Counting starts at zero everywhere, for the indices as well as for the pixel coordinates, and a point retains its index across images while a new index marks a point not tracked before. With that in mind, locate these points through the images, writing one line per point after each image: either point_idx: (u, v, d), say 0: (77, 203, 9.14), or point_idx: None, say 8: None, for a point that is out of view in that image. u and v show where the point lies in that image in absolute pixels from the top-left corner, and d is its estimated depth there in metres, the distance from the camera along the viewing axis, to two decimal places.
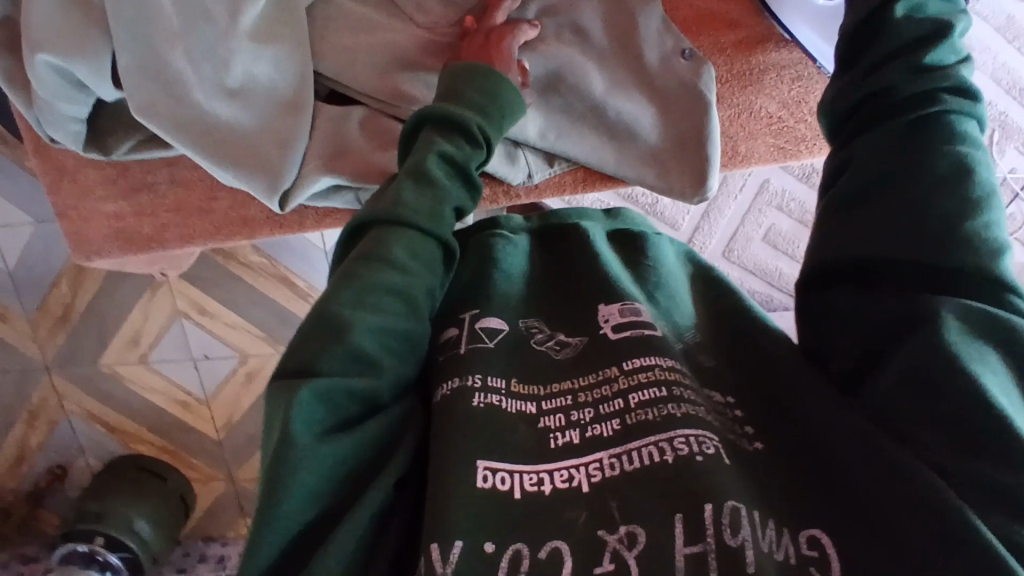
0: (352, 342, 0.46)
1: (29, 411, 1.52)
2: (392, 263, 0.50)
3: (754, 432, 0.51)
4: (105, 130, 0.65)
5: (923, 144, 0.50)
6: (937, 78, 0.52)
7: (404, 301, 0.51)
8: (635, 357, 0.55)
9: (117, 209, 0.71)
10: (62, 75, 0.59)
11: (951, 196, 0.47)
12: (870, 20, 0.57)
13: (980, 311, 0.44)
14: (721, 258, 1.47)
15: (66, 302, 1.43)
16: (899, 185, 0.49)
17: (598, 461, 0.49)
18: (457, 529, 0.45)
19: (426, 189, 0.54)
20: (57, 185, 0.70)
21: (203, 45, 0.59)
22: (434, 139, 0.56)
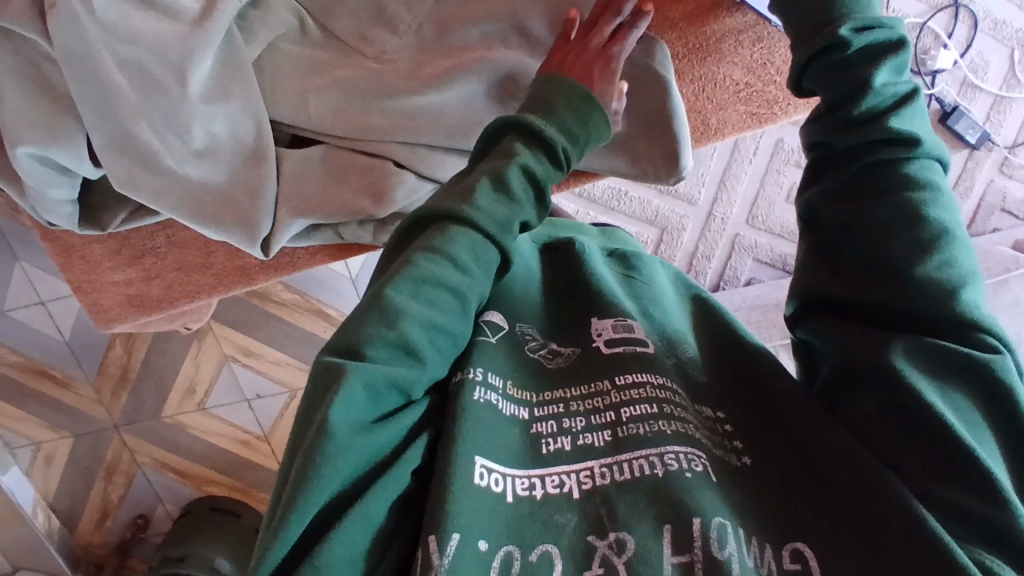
0: (396, 331, 0.50)
1: (106, 468, 1.60)
2: (449, 259, 0.53)
3: (742, 446, 0.53)
4: (98, 208, 0.69)
5: (884, 195, 0.52)
6: (886, 125, 0.53)
7: (453, 299, 0.53)
8: (629, 373, 0.57)
9: (126, 276, 0.75)
10: (44, 163, 0.63)
11: (907, 245, 0.50)
12: (819, 56, 0.56)
13: (936, 347, 0.48)
14: (745, 224, 1.42)
15: (123, 362, 1.51)
16: (864, 235, 0.52)
17: (587, 470, 0.50)
18: (456, 523, 0.45)
19: (501, 199, 0.55)
20: (67, 263, 0.75)
21: (161, 113, 0.61)
22: (516, 148, 0.56)
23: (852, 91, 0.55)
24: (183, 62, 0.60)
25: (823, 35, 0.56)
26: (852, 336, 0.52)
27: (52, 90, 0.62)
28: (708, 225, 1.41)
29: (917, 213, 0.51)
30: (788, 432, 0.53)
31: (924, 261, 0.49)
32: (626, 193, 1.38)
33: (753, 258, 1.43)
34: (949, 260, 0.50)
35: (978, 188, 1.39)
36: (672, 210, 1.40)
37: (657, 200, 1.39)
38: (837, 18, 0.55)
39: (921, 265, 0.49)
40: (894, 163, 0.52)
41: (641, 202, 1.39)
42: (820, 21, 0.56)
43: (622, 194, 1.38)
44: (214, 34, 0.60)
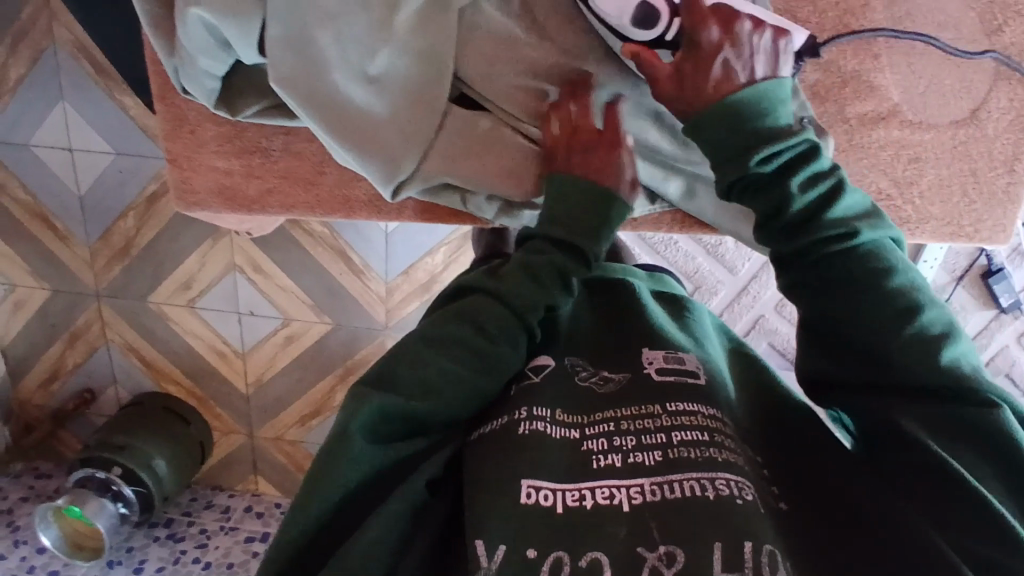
0: (398, 379, 0.55)
1: (71, 333, 1.56)
2: (484, 331, 0.58)
3: (780, 492, 0.55)
4: (235, 92, 0.67)
5: (866, 289, 0.56)
6: (823, 223, 0.58)
7: (481, 361, 0.57)
8: (681, 401, 0.57)
9: (227, 165, 0.73)
10: (209, 32, 0.60)
11: (903, 339, 0.54)
12: (740, 180, 0.59)
13: (942, 419, 0.51)
14: (772, 309, 1.44)
15: (129, 236, 1.47)
16: (864, 330, 0.56)
17: (638, 486, 0.51)
18: (499, 535, 0.49)
19: (532, 275, 0.59)
20: (173, 133, 0.72)
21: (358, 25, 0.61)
22: (543, 251, 0.60)
23: (755, 184, 0.59)
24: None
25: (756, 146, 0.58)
26: (875, 410, 0.55)
27: None
28: (739, 298, 1.43)
29: (885, 282, 0.56)
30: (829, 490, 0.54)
31: (903, 334, 0.54)
32: (675, 242, 1.39)
33: (769, 343, 1.47)
34: (959, 353, 0.54)
35: (993, 348, 1.43)
36: (711, 272, 1.42)
37: (700, 258, 1.41)
38: (767, 127, 0.58)
39: (906, 321, 0.55)
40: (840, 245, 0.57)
41: (685, 255, 1.40)
42: (749, 144, 0.58)
43: (671, 242, 1.39)
44: None
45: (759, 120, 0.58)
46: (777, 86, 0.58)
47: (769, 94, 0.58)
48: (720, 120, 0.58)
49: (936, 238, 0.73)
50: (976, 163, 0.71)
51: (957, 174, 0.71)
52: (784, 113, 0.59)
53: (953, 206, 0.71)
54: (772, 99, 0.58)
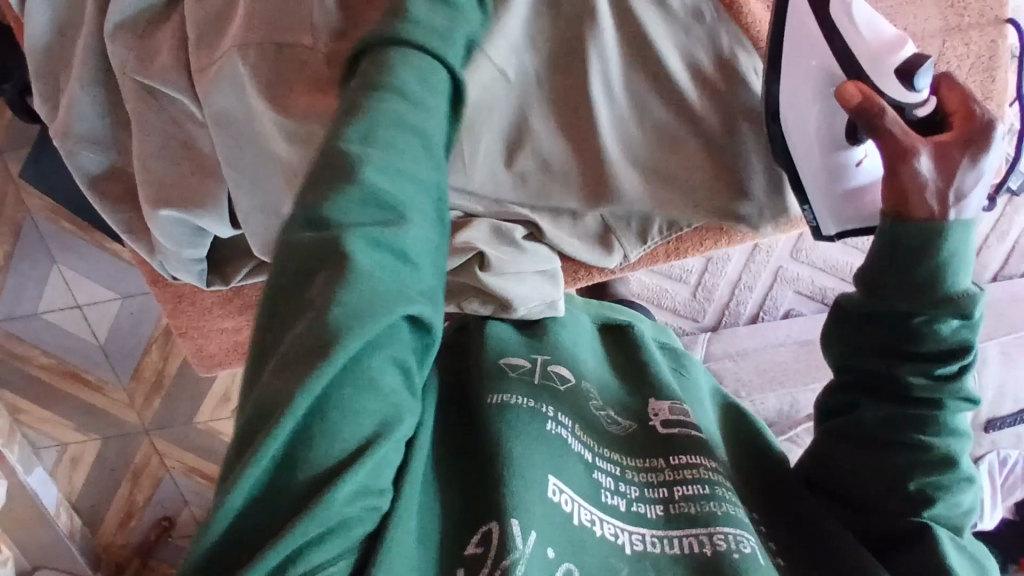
0: (344, 245, 0.41)
1: (133, 471, 1.60)
2: (378, 145, 0.45)
3: (776, 547, 0.60)
4: (222, 261, 0.69)
5: (908, 437, 0.59)
6: (943, 310, 0.55)
7: (411, 181, 0.46)
8: (684, 454, 0.62)
9: (235, 323, 0.76)
10: (181, 225, 0.63)
11: (928, 466, 0.58)
12: (896, 273, 0.55)
13: (946, 527, 0.59)
14: (789, 258, 1.42)
15: (159, 368, 1.51)
16: (886, 451, 0.60)
17: (639, 534, 0.55)
18: (534, 523, 0.50)
19: (437, 9, 0.51)
20: (175, 309, 0.74)
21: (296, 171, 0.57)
22: (357, 99, 0.46)
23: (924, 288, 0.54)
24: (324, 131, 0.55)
25: (921, 270, 0.54)
26: (879, 497, 0.61)
27: (193, 150, 0.61)
28: (752, 257, 1.42)
29: (929, 414, 0.58)
30: (809, 535, 0.61)
31: (922, 476, 0.59)
32: None
33: (793, 290, 1.45)
34: (961, 498, 0.60)
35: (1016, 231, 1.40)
36: None
37: None
38: (944, 249, 0.53)
39: (929, 446, 0.58)
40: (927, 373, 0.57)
41: None
42: (915, 280, 0.54)
43: None
44: None
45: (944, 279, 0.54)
46: (962, 236, 0.53)
47: (955, 248, 0.53)
48: (901, 226, 0.53)
49: None
50: None
51: None
52: (965, 265, 0.54)
53: None
54: (959, 254, 0.53)
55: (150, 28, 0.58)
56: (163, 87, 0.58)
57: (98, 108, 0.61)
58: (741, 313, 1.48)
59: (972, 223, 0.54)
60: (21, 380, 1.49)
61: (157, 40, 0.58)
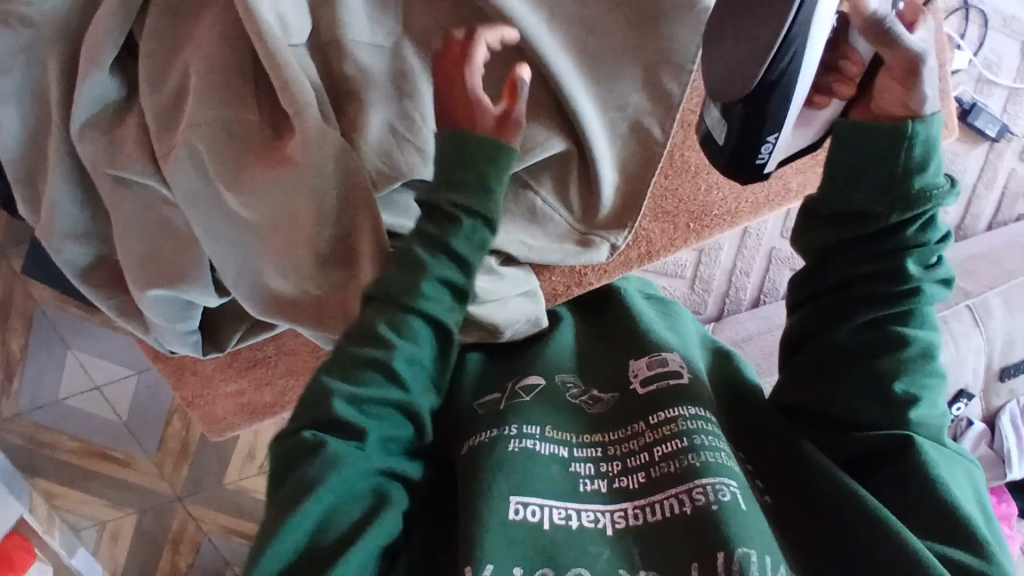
0: (337, 403, 0.55)
1: (172, 539, 1.63)
2: (386, 343, 0.57)
3: (771, 499, 0.60)
4: (215, 329, 0.71)
5: (891, 316, 0.61)
6: (904, 233, 0.60)
7: (400, 381, 0.57)
8: (663, 409, 0.63)
9: (238, 386, 0.78)
10: (170, 301, 0.65)
11: (912, 356, 0.61)
12: (856, 176, 0.60)
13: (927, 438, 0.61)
14: (780, 239, 1.44)
15: (182, 435, 1.54)
16: (861, 363, 0.62)
17: (621, 510, 0.57)
18: (489, 555, 0.53)
19: (438, 290, 0.59)
20: (180, 380, 0.78)
21: (286, 254, 0.63)
22: (383, 320, 0.57)
23: (880, 187, 0.59)
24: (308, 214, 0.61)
25: (894, 150, 0.58)
26: (845, 434, 0.62)
27: (169, 229, 0.64)
28: (744, 242, 1.44)
29: (903, 311, 0.61)
30: (799, 484, 0.60)
31: (904, 377, 0.60)
32: None
33: (790, 268, 1.46)
34: (931, 414, 0.61)
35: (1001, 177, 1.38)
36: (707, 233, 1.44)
37: None
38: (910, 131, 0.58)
39: (907, 346, 0.61)
40: (890, 265, 0.60)
41: None
42: (892, 159, 0.58)
43: None
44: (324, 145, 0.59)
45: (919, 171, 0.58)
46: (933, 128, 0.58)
47: (926, 131, 0.58)
48: (856, 135, 0.59)
49: None
50: None
51: None
52: (935, 160, 0.59)
53: None
54: (928, 142, 0.58)
55: (113, 122, 0.62)
56: (132, 175, 0.61)
57: (76, 203, 0.64)
58: (743, 298, 1.46)
59: (939, 114, 0.59)
60: (52, 466, 1.52)
61: (121, 133, 0.61)
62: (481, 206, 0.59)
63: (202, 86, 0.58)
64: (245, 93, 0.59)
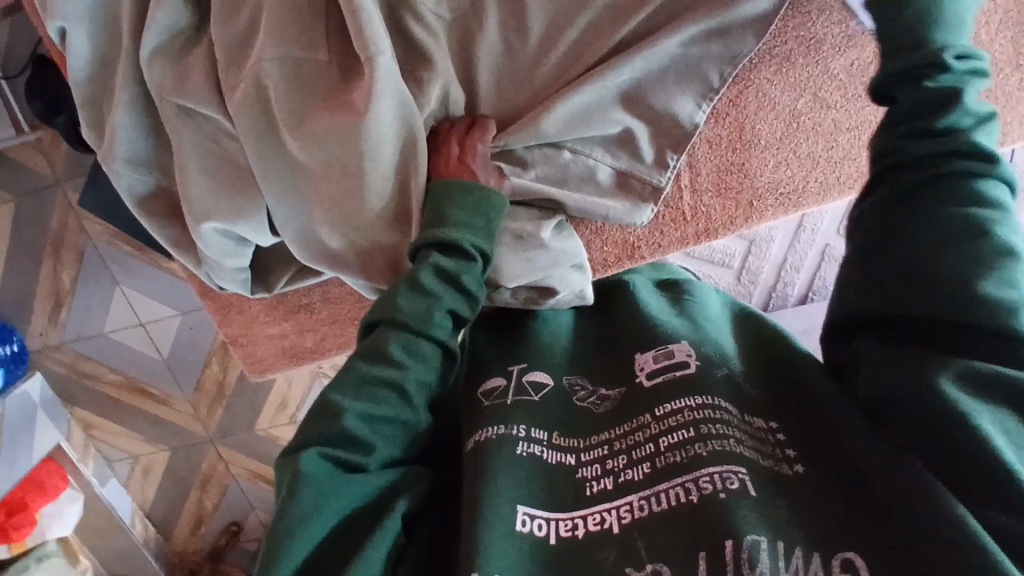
0: (340, 427, 0.52)
1: (200, 478, 1.67)
2: (390, 363, 0.55)
3: (795, 455, 0.53)
4: (264, 270, 0.71)
5: (945, 207, 0.50)
6: (963, 138, 0.51)
7: (403, 395, 0.55)
8: (668, 401, 0.58)
9: (281, 329, 0.78)
10: (224, 236, 0.65)
11: (971, 267, 0.48)
12: (907, 78, 0.53)
13: (991, 376, 0.46)
14: (837, 236, 1.35)
15: (219, 378, 1.57)
16: (936, 236, 0.49)
17: (627, 503, 0.52)
18: (490, 566, 0.48)
19: (417, 295, 0.57)
20: (225, 318, 0.77)
21: (332, 202, 0.62)
22: (387, 332, 0.56)
23: (938, 158, 0.51)
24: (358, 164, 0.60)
25: (920, 53, 0.53)
26: (910, 356, 0.49)
27: (229, 164, 0.63)
28: (797, 236, 1.35)
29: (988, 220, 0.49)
30: (849, 471, 0.50)
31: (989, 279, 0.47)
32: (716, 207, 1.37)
33: (843, 267, 1.39)
34: None
35: None
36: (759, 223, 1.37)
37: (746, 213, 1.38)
38: (937, 42, 0.53)
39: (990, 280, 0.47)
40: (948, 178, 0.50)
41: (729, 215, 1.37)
42: (914, 44, 0.53)
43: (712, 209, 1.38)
44: (383, 86, 0.58)
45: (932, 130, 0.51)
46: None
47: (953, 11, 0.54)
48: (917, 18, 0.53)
49: None
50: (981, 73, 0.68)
51: None
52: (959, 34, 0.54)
53: None
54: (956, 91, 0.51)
55: (182, 51, 0.61)
56: (198, 106, 0.61)
57: (141, 131, 0.64)
58: (790, 295, 1.43)
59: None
60: (92, 396, 1.56)
61: (189, 64, 0.61)
62: (476, 219, 0.60)
63: (274, 22, 0.57)
64: (316, 33, 0.58)
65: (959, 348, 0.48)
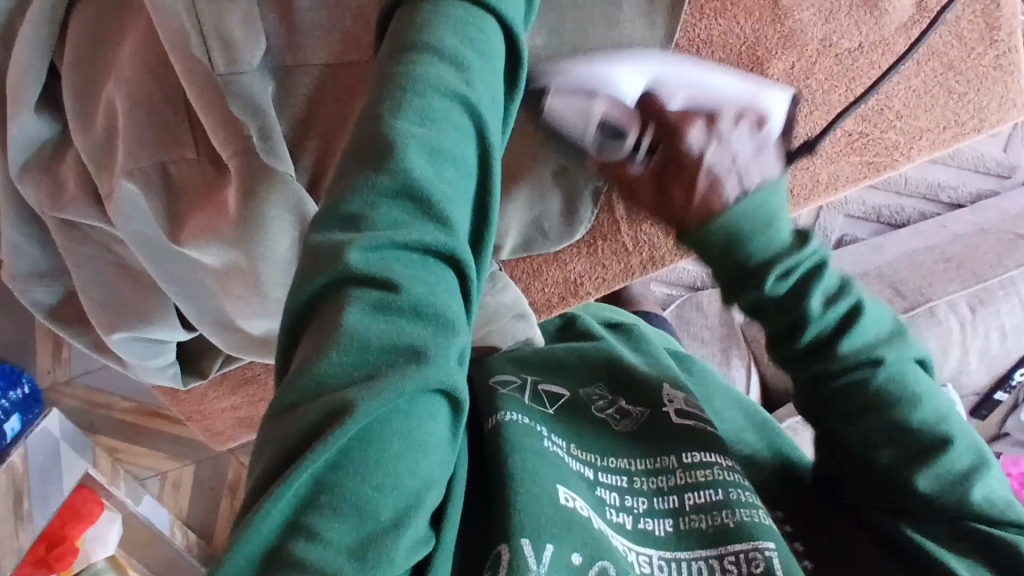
0: (362, 394, 0.32)
1: (229, 486, 1.72)
2: (433, 151, 0.37)
3: (804, 550, 0.58)
4: (196, 356, 0.69)
5: (862, 420, 0.55)
6: (836, 352, 0.53)
7: (473, 122, 0.40)
8: (695, 451, 0.59)
9: (234, 401, 0.76)
10: (140, 340, 0.63)
11: (895, 456, 0.55)
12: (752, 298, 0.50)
13: (957, 478, 0.55)
14: None
15: None
16: (864, 461, 0.57)
17: (646, 555, 0.53)
18: (547, 535, 0.48)
19: (424, 122, 0.37)
20: (174, 397, 0.75)
21: (238, 301, 0.60)
22: (365, 215, 0.36)
23: (795, 327, 0.52)
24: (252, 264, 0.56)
25: (815, 360, 0.54)
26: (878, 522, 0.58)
27: (127, 267, 0.60)
28: None
29: (907, 415, 0.55)
30: (821, 537, 0.60)
31: (925, 471, 0.54)
32: None
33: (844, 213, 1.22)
34: (985, 488, 0.55)
35: None
36: None
37: None
38: (767, 262, 0.47)
39: (925, 479, 0.54)
40: (867, 381, 0.54)
41: None
42: (810, 359, 0.55)
43: None
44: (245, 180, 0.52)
45: (749, 241, 0.46)
46: (769, 196, 0.46)
47: (763, 212, 0.46)
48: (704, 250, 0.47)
49: (937, 147, 0.63)
50: (947, 54, 0.59)
51: (928, 78, 0.60)
52: (782, 223, 0.47)
53: (940, 110, 0.61)
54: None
55: (54, 159, 0.57)
56: (79, 216, 0.57)
57: (34, 242, 0.61)
58: None
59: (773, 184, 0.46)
60: (110, 424, 1.60)
61: (61, 173, 0.57)
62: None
63: (131, 128, 0.52)
64: (180, 130, 0.53)
65: (921, 493, 0.55)
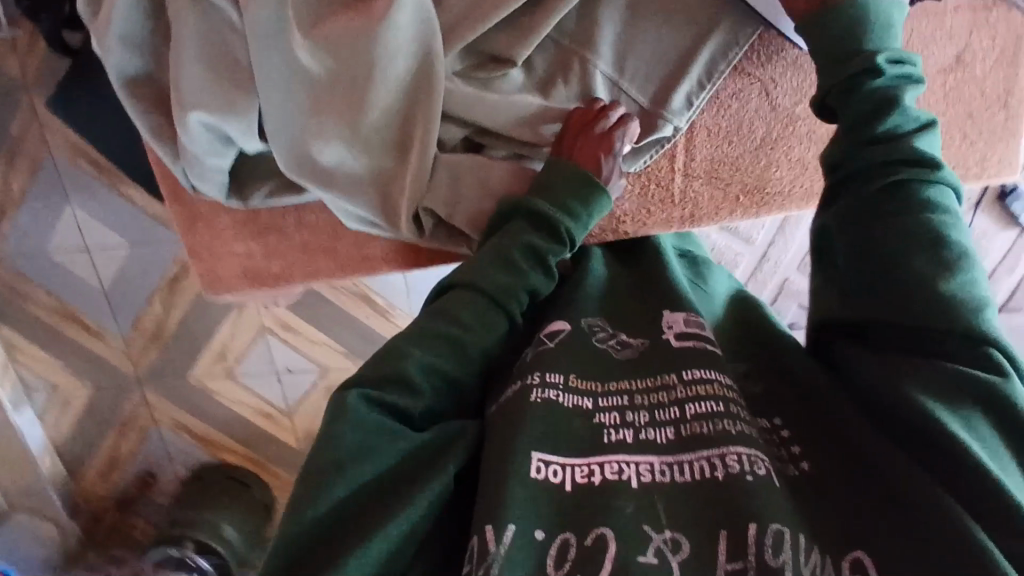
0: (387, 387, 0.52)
1: (121, 422, 1.48)
2: (513, 269, 0.59)
3: (801, 454, 0.52)
4: (244, 180, 0.71)
5: (892, 199, 0.53)
6: (905, 143, 0.54)
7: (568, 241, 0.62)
8: (694, 369, 0.56)
9: (248, 249, 0.76)
10: (210, 131, 0.64)
11: (928, 261, 0.51)
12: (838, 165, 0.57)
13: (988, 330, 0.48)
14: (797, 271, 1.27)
15: (160, 319, 1.42)
16: (889, 289, 0.52)
17: (647, 463, 0.50)
18: (511, 515, 0.46)
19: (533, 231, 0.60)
20: (189, 227, 0.75)
21: (335, 119, 0.62)
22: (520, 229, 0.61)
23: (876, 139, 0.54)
24: (367, 87, 0.61)
25: (875, 170, 0.54)
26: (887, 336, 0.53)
27: (229, 58, 0.62)
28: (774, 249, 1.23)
29: (939, 223, 0.52)
30: (814, 426, 0.54)
31: (950, 273, 0.50)
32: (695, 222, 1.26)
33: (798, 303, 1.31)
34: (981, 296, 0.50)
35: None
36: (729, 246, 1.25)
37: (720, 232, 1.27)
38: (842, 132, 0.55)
39: (949, 284, 0.50)
40: (911, 177, 0.53)
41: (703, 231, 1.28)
42: (866, 138, 0.55)
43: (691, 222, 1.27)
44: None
45: None
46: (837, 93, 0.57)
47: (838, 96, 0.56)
48: None
49: None
50: (970, 104, 0.70)
51: (953, 120, 0.71)
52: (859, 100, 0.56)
53: (957, 150, 0.71)
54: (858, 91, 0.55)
55: None
56: None
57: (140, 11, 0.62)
58: None
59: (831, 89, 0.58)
60: None
61: None
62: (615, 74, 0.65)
63: None
64: None
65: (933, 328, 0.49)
